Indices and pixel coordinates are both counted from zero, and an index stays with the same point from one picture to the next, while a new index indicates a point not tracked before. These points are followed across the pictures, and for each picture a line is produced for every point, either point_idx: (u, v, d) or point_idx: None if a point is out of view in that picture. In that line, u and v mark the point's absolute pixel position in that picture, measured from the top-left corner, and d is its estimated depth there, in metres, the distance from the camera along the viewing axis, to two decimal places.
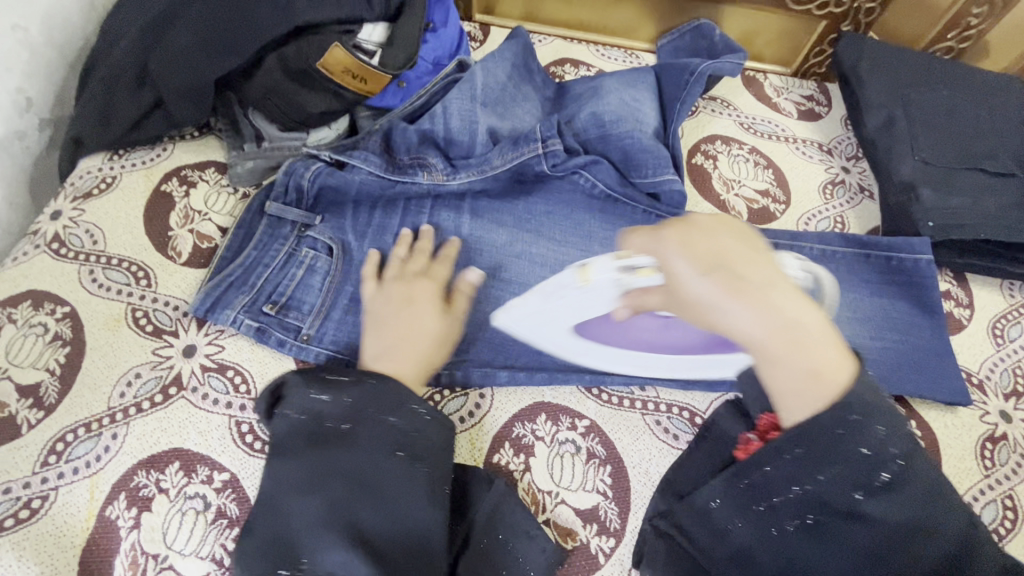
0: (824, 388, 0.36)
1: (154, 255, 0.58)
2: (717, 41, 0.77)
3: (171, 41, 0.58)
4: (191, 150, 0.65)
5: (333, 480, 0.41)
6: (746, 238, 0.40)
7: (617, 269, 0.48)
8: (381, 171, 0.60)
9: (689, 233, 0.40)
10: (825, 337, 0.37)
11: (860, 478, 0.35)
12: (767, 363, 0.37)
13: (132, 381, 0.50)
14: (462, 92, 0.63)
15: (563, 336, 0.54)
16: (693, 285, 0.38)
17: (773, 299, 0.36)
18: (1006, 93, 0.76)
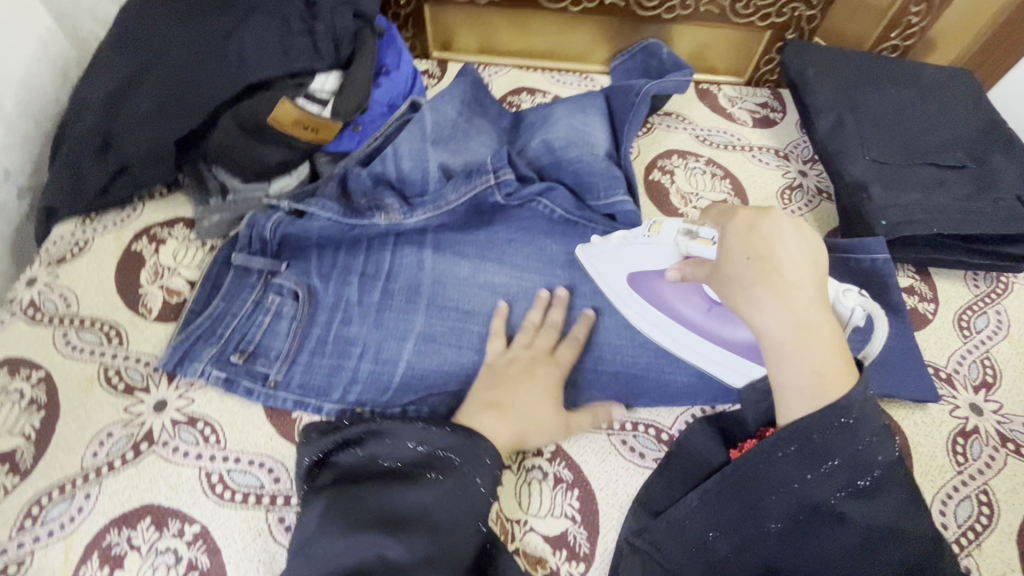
0: (822, 390, 0.40)
1: (125, 313, 0.60)
2: (665, 58, 0.79)
3: (132, 107, 0.61)
4: (160, 209, 0.68)
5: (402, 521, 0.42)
6: (814, 252, 0.44)
7: (681, 233, 0.53)
8: (338, 215, 0.61)
9: (758, 228, 0.45)
10: (834, 349, 0.41)
11: (846, 481, 0.41)
12: (774, 354, 0.42)
13: (104, 441, 0.51)
14: (413, 134, 0.66)
15: (616, 276, 0.61)
16: (739, 266, 0.45)
17: (799, 296, 0.42)
18: (954, 86, 0.77)
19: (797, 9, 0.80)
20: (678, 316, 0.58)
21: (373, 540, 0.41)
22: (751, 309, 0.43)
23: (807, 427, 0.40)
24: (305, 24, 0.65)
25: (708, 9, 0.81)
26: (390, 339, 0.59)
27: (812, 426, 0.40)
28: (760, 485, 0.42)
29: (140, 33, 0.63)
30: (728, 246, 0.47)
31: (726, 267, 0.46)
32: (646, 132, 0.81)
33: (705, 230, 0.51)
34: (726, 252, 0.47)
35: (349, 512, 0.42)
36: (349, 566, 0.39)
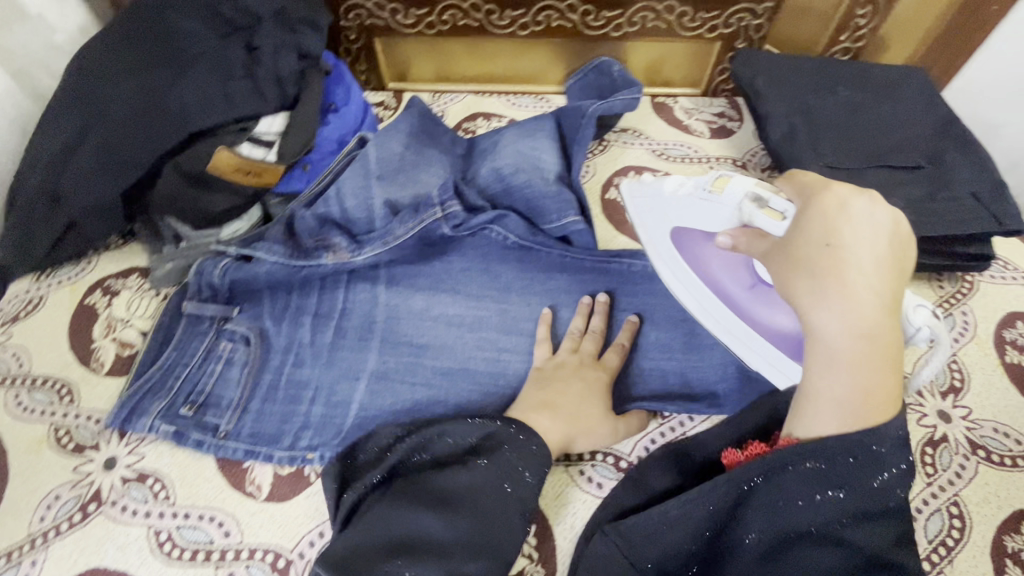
0: (861, 408, 0.42)
1: (77, 370, 0.59)
2: (617, 76, 0.79)
3: (77, 164, 0.61)
4: (114, 259, 0.68)
5: (453, 502, 0.47)
6: (902, 263, 0.44)
7: (751, 195, 0.52)
8: (285, 258, 0.61)
9: (848, 226, 0.44)
10: (892, 368, 0.43)
11: (850, 509, 0.43)
12: (826, 356, 0.44)
13: (52, 503, 0.51)
14: (356, 173, 0.66)
15: (660, 229, 0.59)
16: (813, 254, 0.45)
17: (870, 305, 0.42)
18: (907, 85, 0.76)
19: (744, 18, 0.80)
20: (716, 285, 0.59)
21: (427, 519, 0.45)
22: (813, 307, 0.44)
23: (836, 449, 0.42)
24: (246, 70, 0.66)
25: (656, 24, 0.81)
26: (342, 380, 0.59)
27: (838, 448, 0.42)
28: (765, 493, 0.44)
29: (83, 87, 0.64)
30: (805, 228, 0.46)
31: (798, 251, 0.46)
32: (602, 150, 0.80)
33: (779, 202, 0.50)
34: (798, 236, 0.47)
35: (407, 493, 0.47)
36: (408, 539, 0.45)
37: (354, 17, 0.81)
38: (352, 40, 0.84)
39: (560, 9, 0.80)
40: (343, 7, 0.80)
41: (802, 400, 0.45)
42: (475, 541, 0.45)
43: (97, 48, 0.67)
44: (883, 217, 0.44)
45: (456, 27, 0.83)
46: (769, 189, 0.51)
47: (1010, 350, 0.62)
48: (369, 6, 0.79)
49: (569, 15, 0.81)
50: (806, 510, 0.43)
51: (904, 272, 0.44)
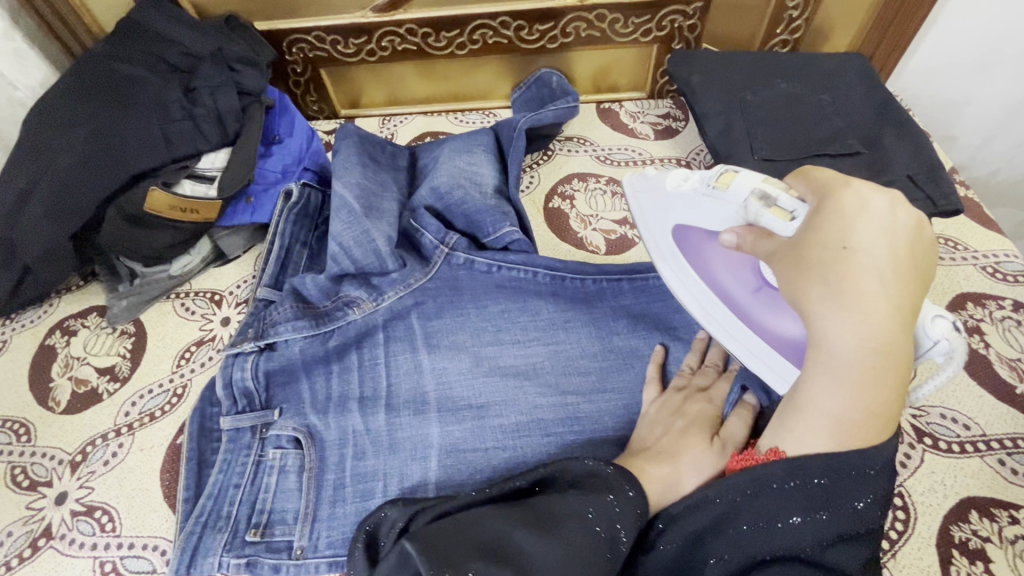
0: (855, 427, 0.39)
1: (35, 409, 0.62)
2: (555, 86, 0.81)
3: (27, 214, 0.64)
4: (75, 300, 0.71)
5: (565, 532, 0.38)
6: (919, 272, 0.40)
7: (760, 192, 0.47)
8: (310, 330, 0.60)
9: (874, 227, 0.40)
10: (897, 389, 0.39)
11: (834, 532, 0.39)
12: (829, 365, 0.39)
13: (4, 540, 0.53)
14: (348, 221, 0.63)
15: (661, 224, 0.56)
16: (828, 255, 0.40)
17: (888, 318, 0.38)
18: (845, 72, 0.76)
19: (676, 20, 0.80)
20: (719, 285, 0.55)
21: (529, 535, 0.38)
22: (822, 313, 0.40)
23: (813, 466, 0.39)
24: (186, 110, 0.69)
25: (590, 33, 0.81)
26: (410, 462, 0.56)
27: (818, 464, 0.39)
28: (742, 514, 0.41)
29: (36, 139, 0.68)
30: (821, 226, 0.42)
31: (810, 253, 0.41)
32: (547, 160, 0.81)
33: (788, 202, 0.46)
34: (811, 236, 0.42)
35: (518, 512, 0.40)
36: (496, 547, 0.37)
37: (298, 50, 0.83)
38: (300, 73, 0.87)
39: (494, 26, 0.81)
40: (285, 43, 0.83)
41: (792, 413, 0.41)
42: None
43: (49, 103, 0.70)
44: (905, 217, 0.41)
45: (397, 52, 0.84)
46: (779, 186, 0.47)
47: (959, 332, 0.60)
48: (310, 39, 0.82)
49: (503, 31, 0.81)
50: (783, 534, 0.39)
51: (923, 281, 0.41)
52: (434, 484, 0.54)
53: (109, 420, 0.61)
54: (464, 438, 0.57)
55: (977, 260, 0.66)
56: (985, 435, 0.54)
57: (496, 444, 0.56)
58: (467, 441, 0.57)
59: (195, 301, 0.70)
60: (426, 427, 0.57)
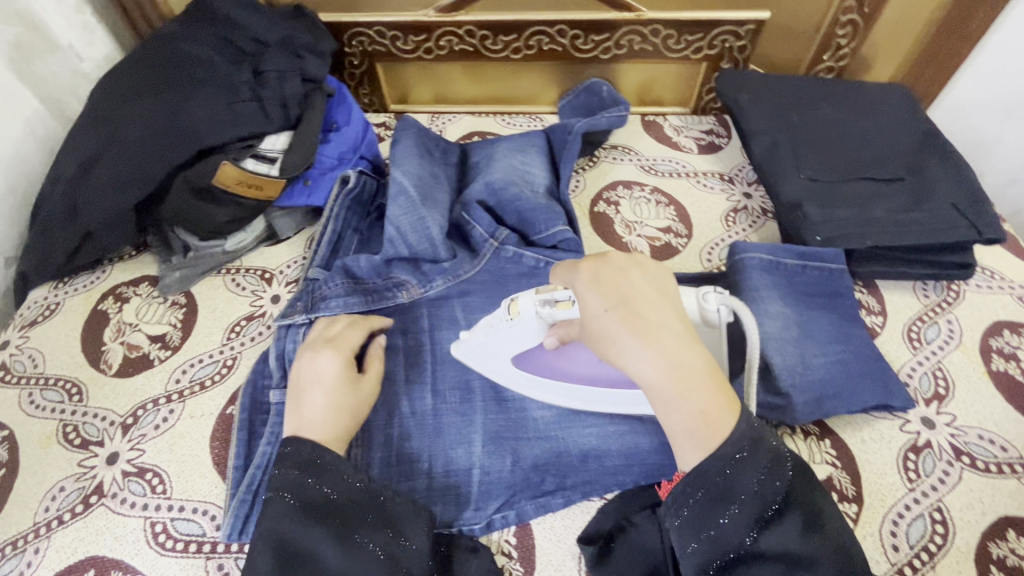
0: (709, 429, 0.41)
1: (87, 370, 0.63)
2: (605, 95, 0.83)
3: (94, 179, 0.66)
4: (127, 269, 0.72)
5: (295, 535, 0.44)
6: (654, 280, 0.46)
7: (538, 302, 0.52)
8: (361, 307, 0.63)
9: (604, 274, 0.47)
10: (709, 379, 0.42)
11: (757, 514, 0.41)
12: (656, 401, 0.42)
13: (56, 495, 0.54)
14: (405, 207, 0.65)
15: (502, 365, 0.57)
16: (602, 320, 0.45)
17: (661, 336, 0.42)
18: (889, 101, 0.78)
19: (727, 40, 0.82)
20: (568, 374, 0.56)
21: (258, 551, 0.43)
22: (623, 360, 0.43)
23: (708, 471, 0.40)
24: (253, 92, 0.71)
25: (642, 47, 0.84)
26: (456, 446, 0.55)
27: (709, 470, 0.40)
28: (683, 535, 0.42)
29: (105, 111, 0.70)
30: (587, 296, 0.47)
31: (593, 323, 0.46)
32: (592, 166, 0.83)
33: (563, 294, 0.51)
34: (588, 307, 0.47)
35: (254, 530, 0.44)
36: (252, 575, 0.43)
37: (357, 43, 0.86)
38: (356, 65, 0.89)
39: (550, 34, 0.83)
40: (346, 35, 0.85)
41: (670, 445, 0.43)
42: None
43: (119, 78, 0.73)
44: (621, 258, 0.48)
45: (453, 51, 0.86)
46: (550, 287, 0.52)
47: (996, 358, 0.62)
48: (370, 33, 0.84)
49: (558, 39, 0.84)
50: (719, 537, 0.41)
51: (668, 290, 0.46)
52: (479, 471, 0.54)
53: (160, 386, 0.62)
54: (509, 427, 0.56)
55: (1014, 290, 0.67)
56: (1021, 458, 0.55)
57: (538, 434, 0.56)
58: (510, 429, 0.56)
59: (246, 278, 0.71)
60: (471, 415, 0.57)
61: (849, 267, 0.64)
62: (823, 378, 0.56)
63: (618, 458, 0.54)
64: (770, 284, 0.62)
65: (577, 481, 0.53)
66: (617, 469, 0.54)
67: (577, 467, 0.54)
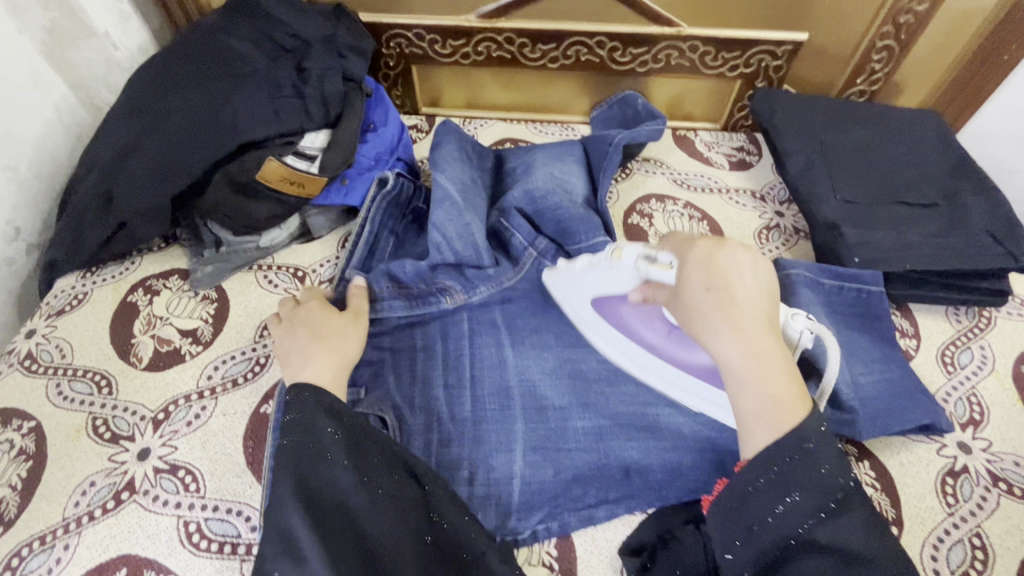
0: (780, 417, 0.41)
1: (116, 362, 0.62)
2: (640, 108, 0.82)
3: (130, 168, 0.65)
4: (156, 261, 0.71)
5: (324, 483, 0.44)
6: (761, 269, 0.45)
7: (641, 258, 0.53)
8: (408, 311, 0.64)
9: (712, 254, 0.46)
10: (789, 372, 0.43)
11: (819, 504, 0.41)
12: (733, 383, 0.43)
13: (86, 490, 0.53)
14: (450, 212, 0.65)
15: (581, 299, 0.61)
16: (699, 297, 0.45)
17: (751, 322, 0.43)
18: (923, 126, 0.79)
19: (763, 60, 0.83)
20: (637, 336, 0.58)
21: (288, 499, 0.43)
22: (707, 337, 0.44)
23: (773, 453, 0.41)
24: (296, 88, 0.70)
25: (679, 62, 0.84)
26: (496, 454, 0.55)
27: (772, 458, 0.41)
28: (734, 519, 0.42)
29: (144, 100, 0.69)
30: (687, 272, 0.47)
31: (687, 297, 0.46)
32: (625, 178, 0.84)
33: (665, 256, 0.51)
34: (686, 282, 0.47)
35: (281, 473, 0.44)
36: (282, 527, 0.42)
37: (395, 45, 0.86)
38: (392, 66, 0.89)
39: (589, 45, 0.83)
40: (384, 36, 0.85)
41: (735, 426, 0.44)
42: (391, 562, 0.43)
43: (157, 67, 0.72)
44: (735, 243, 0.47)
45: (490, 58, 0.86)
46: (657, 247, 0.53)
47: None
48: (409, 35, 0.84)
49: (597, 50, 0.84)
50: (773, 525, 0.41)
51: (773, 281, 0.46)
52: (520, 480, 0.54)
53: (191, 381, 0.61)
54: (549, 437, 0.56)
55: None
56: None
57: (579, 446, 0.56)
58: (550, 439, 0.56)
59: (278, 275, 0.70)
60: (511, 423, 0.57)
61: (885, 289, 0.65)
62: (865, 400, 0.56)
63: (660, 473, 0.54)
64: (813, 301, 0.62)
65: (621, 495, 0.54)
66: (660, 484, 0.54)
67: (620, 481, 0.54)
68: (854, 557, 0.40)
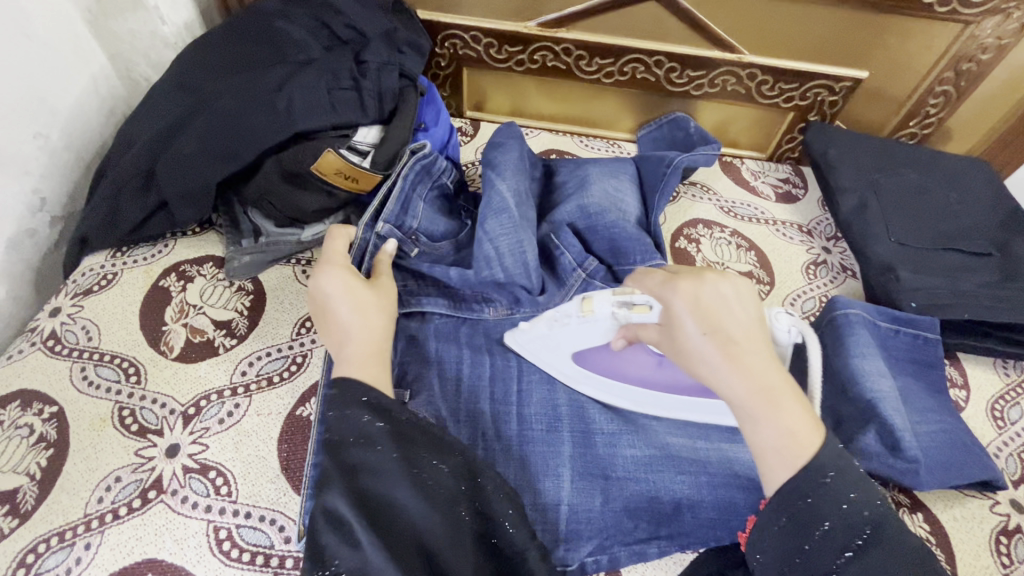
0: (800, 451, 0.40)
1: (146, 350, 0.59)
2: (692, 132, 0.81)
3: (176, 147, 0.62)
4: (191, 246, 0.68)
5: (378, 479, 0.43)
6: (748, 299, 0.43)
7: (615, 303, 0.52)
8: (449, 312, 0.64)
9: (699, 290, 0.43)
10: (798, 401, 0.41)
11: (844, 542, 0.38)
12: (745, 421, 0.41)
13: (111, 486, 0.50)
14: (507, 226, 0.62)
15: (560, 357, 0.59)
16: (694, 341, 0.43)
17: (752, 358, 0.42)
18: (977, 174, 0.78)
19: (820, 94, 0.83)
20: (627, 376, 0.59)
21: (346, 492, 0.42)
22: (711, 379, 0.42)
23: (793, 491, 0.39)
24: (354, 80, 0.67)
25: (735, 88, 0.83)
26: (543, 477, 0.53)
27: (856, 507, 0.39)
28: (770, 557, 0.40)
29: (194, 79, 0.67)
30: (674, 315, 0.44)
31: (682, 340, 0.44)
32: (672, 201, 0.82)
33: (642, 298, 0.51)
34: (678, 324, 0.44)
35: (332, 467, 0.43)
36: (338, 516, 0.41)
37: (449, 46, 0.84)
38: (443, 67, 0.87)
39: (647, 63, 0.82)
40: (440, 36, 0.83)
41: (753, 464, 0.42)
42: (440, 557, 0.42)
43: (209, 46, 0.70)
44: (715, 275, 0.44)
45: (545, 67, 0.85)
46: (628, 290, 0.52)
47: None
48: (465, 37, 0.83)
49: (654, 70, 0.83)
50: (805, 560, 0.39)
51: (760, 309, 0.44)
52: (567, 507, 0.52)
53: (224, 376, 0.58)
54: (595, 464, 0.54)
55: None
56: None
57: (627, 475, 0.54)
58: (597, 466, 0.54)
59: None
60: (558, 446, 0.55)
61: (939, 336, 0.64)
62: (925, 450, 0.54)
63: (711, 510, 0.52)
64: (870, 340, 0.60)
65: (671, 532, 0.51)
66: (713, 521, 0.52)
67: (670, 516, 0.52)
68: None
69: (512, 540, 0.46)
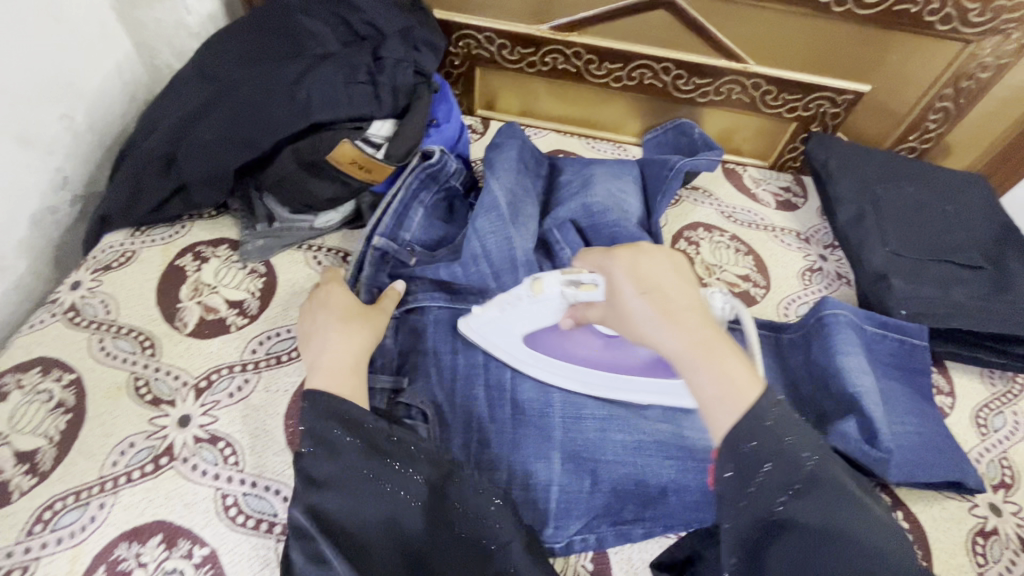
0: (738, 394, 0.39)
1: (161, 325, 0.61)
2: (696, 138, 0.83)
3: (197, 133, 0.64)
4: (207, 228, 0.71)
5: (348, 493, 0.45)
6: (681, 265, 0.46)
7: (563, 283, 0.53)
8: (445, 301, 0.66)
9: (634, 254, 0.46)
10: (733, 351, 0.41)
11: (785, 481, 0.36)
12: (683, 373, 0.42)
13: (125, 450, 0.52)
14: (495, 224, 0.65)
15: (511, 342, 0.60)
16: (630, 301, 0.45)
17: (685, 311, 0.43)
18: (974, 189, 0.80)
19: (823, 105, 0.84)
20: (575, 357, 0.60)
21: (319, 506, 0.44)
22: (649, 335, 0.44)
23: (734, 436, 0.38)
24: (370, 74, 0.69)
25: (740, 97, 0.85)
26: (535, 458, 0.55)
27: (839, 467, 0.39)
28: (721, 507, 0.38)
29: (217, 69, 0.69)
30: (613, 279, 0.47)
31: (620, 300, 0.46)
32: (674, 204, 0.85)
33: (588, 276, 0.52)
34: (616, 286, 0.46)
35: (302, 482, 0.45)
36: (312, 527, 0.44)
37: (463, 45, 0.87)
38: (456, 65, 0.90)
39: (654, 70, 0.84)
40: (454, 35, 0.86)
41: None
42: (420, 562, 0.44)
43: (231, 37, 0.73)
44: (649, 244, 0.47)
45: (555, 69, 0.87)
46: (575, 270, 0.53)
47: None
48: (479, 37, 0.85)
49: (661, 76, 0.85)
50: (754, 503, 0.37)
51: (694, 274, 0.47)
52: (558, 487, 0.54)
53: (235, 353, 0.60)
54: (587, 446, 0.56)
55: None
56: None
57: (616, 458, 0.56)
58: (587, 450, 0.56)
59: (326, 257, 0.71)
60: (550, 430, 0.57)
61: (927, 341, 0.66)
62: (906, 452, 0.56)
63: (698, 494, 0.54)
64: (857, 342, 0.62)
65: (657, 514, 0.54)
66: (697, 504, 0.54)
67: (656, 499, 0.54)
68: (827, 533, 0.35)
69: (505, 515, 0.48)
